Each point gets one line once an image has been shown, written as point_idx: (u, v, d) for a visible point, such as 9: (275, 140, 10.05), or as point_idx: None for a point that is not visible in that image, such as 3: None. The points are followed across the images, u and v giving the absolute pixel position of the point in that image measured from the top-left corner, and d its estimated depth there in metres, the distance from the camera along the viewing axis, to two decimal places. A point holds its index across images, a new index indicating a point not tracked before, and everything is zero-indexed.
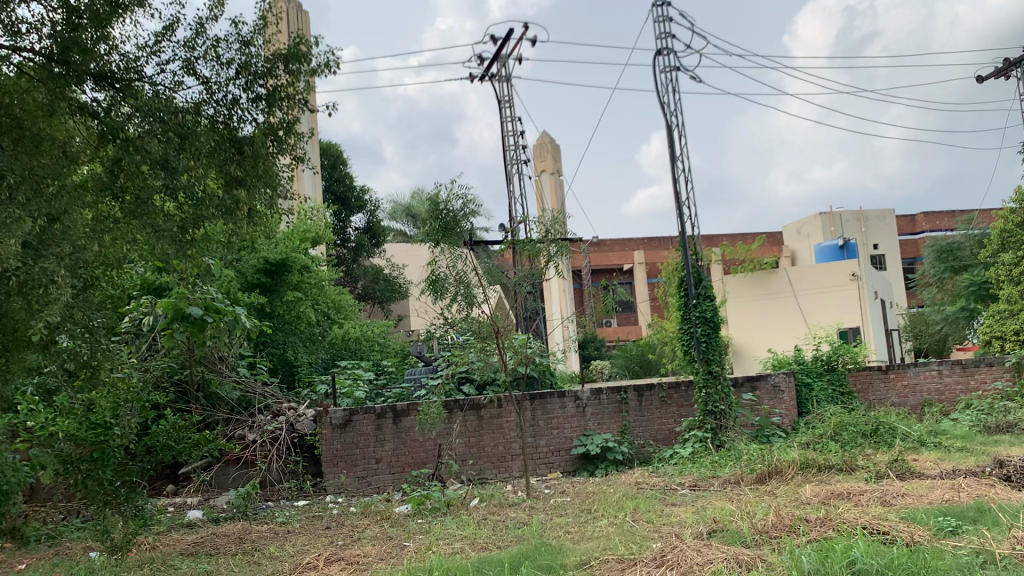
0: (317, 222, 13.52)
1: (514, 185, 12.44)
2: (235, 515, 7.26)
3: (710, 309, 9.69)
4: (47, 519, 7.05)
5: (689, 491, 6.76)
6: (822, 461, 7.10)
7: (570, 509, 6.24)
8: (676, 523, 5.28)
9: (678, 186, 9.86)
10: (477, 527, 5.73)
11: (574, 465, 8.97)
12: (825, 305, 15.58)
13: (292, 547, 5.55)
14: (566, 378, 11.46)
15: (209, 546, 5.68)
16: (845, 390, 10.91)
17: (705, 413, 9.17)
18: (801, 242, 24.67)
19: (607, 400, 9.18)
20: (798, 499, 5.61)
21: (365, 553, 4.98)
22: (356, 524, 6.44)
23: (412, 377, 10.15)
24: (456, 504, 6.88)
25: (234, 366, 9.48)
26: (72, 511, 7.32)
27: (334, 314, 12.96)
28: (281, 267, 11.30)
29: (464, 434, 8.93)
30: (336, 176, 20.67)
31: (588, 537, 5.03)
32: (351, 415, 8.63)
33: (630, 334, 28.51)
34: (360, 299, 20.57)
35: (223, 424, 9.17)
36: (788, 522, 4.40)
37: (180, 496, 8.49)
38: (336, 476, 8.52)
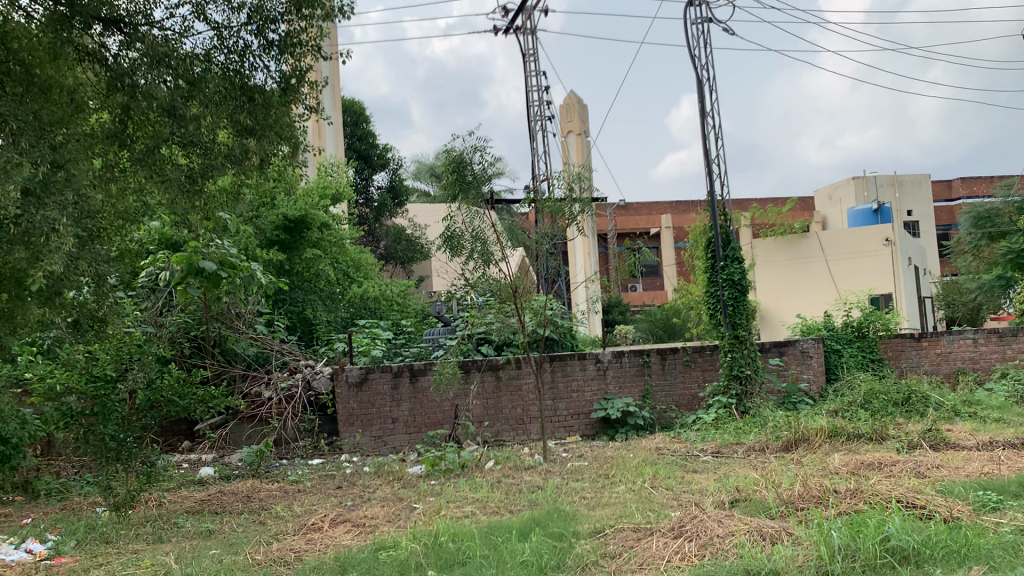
0: (338, 179, 13.33)
1: (537, 142, 12.10)
2: (247, 473, 7.15)
3: (739, 271, 9.33)
4: (60, 473, 7.01)
5: (712, 457, 6.53)
6: (852, 430, 6.84)
7: (587, 474, 6.04)
8: (697, 491, 5.06)
9: (708, 143, 9.44)
10: (491, 490, 5.54)
11: (594, 429, 8.79)
12: (857, 270, 15.12)
13: (300, 506, 5.40)
14: (589, 342, 11.20)
15: (216, 504, 5.55)
16: (875, 357, 10.58)
17: (730, 378, 8.88)
18: (834, 207, 24.10)
19: (629, 363, 8.94)
20: (827, 469, 5.36)
21: (373, 515, 4.81)
22: (367, 484, 6.28)
23: (430, 338, 9.95)
24: (470, 466, 6.70)
25: (252, 322, 9.32)
26: (86, 465, 7.28)
27: (354, 272, 12.79)
28: (300, 223, 11.12)
29: (482, 395, 8.73)
30: (358, 134, 20.46)
31: (604, 503, 4.83)
32: (367, 373, 8.47)
33: (656, 298, 28.19)
34: (382, 259, 20.43)
35: (239, 381, 9.06)
36: (816, 492, 4.16)
37: (195, 453, 8.46)
38: (352, 435, 8.39)
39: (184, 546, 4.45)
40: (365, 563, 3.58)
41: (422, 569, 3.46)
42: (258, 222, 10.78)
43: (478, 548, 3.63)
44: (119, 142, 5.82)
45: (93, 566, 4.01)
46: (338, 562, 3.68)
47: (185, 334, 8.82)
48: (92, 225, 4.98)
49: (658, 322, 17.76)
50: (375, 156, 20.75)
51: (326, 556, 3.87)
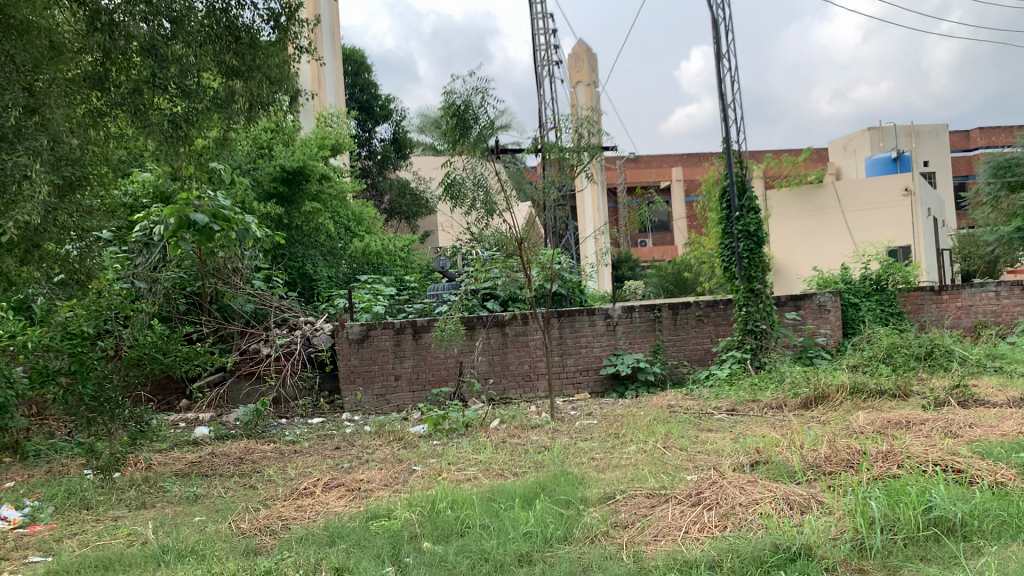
0: (339, 130, 12.95)
1: (543, 88, 11.64)
2: (244, 433, 6.90)
3: (754, 222, 8.89)
4: (51, 434, 6.75)
5: (727, 415, 6.23)
6: (874, 386, 6.53)
7: (595, 433, 5.75)
8: (714, 452, 4.75)
9: (724, 86, 8.98)
10: (495, 451, 5.25)
11: (604, 385, 8.51)
12: (874, 221, 14.73)
13: (294, 469, 5.13)
14: (598, 296, 10.87)
15: (207, 467, 5.28)
16: (895, 312, 10.21)
17: (744, 333, 8.56)
18: (848, 158, 23.50)
19: (639, 318, 8.62)
20: (850, 429, 5.04)
21: (369, 479, 4.53)
22: (367, 445, 6.01)
23: (434, 293, 9.61)
24: (474, 425, 6.41)
25: (249, 278, 9.01)
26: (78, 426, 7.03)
27: (356, 226, 12.44)
28: (299, 175, 10.78)
29: (487, 351, 8.42)
30: (360, 85, 19.96)
31: (614, 465, 4.54)
32: (369, 329, 8.15)
33: (666, 253, 27.40)
34: (387, 213, 20.09)
35: (237, 338, 8.79)
36: (843, 454, 3.85)
37: (193, 411, 8.24)
38: (353, 394, 8.10)
39: (166, 512, 4.18)
40: (355, 534, 3.29)
41: (416, 540, 3.16)
42: (255, 174, 10.40)
43: (478, 516, 3.34)
44: (100, 86, 5.32)
45: (67, 536, 3.73)
46: (326, 532, 3.39)
47: (180, 289, 8.56)
48: (71, 172, 4.65)
49: (668, 276, 17.40)
50: (378, 108, 20.28)
51: (315, 525, 3.58)
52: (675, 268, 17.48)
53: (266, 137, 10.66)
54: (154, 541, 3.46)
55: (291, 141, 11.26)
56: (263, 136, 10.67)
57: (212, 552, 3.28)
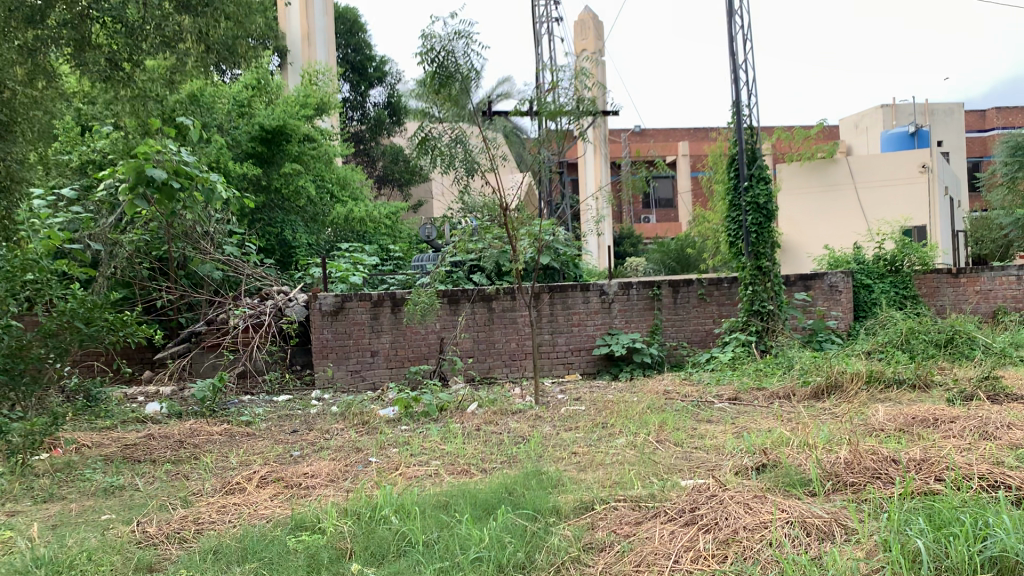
0: (325, 89, 12.25)
1: (542, 49, 10.91)
2: (199, 410, 6.28)
3: (764, 194, 8.18)
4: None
5: (729, 405, 5.63)
6: (891, 375, 5.93)
7: (583, 422, 5.14)
8: (714, 451, 4.16)
9: (736, 45, 8.27)
10: (466, 442, 4.64)
11: (596, 367, 7.92)
12: (889, 199, 14.02)
13: (236, 456, 4.52)
14: (596, 272, 10.16)
15: (141, 451, 4.70)
16: (910, 295, 9.58)
17: (749, 314, 7.92)
18: (861, 137, 22.72)
19: (637, 295, 7.99)
20: (869, 427, 4.44)
21: (315, 474, 3.92)
22: (328, 429, 5.39)
23: (418, 264, 8.93)
24: (451, 410, 5.78)
25: (220, 242, 8.35)
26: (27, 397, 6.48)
27: (340, 192, 11.78)
28: (279, 135, 10.12)
29: (471, 327, 7.79)
30: (354, 45, 19.20)
31: (597, 464, 3.93)
32: (344, 300, 7.48)
33: (670, 230, 26.91)
34: (380, 180, 19.43)
35: (205, 306, 8.17)
36: (867, 461, 3.24)
37: (154, 383, 7.66)
38: (324, 370, 7.45)
39: (73, 508, 3.59)
40: (271, 549, 2.68)
41: (341, 563, 2.55)
42: (232, 133, 9.75)
43: (422, 533, 2.73)
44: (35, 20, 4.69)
45: None
46: (240, 545, 2.78)
47: (144, 254, 7.94)
48: None
49: (670, 253, 16.68)
50: (372, 69, 19.56)
51: (229, 535, 2.98)
52: (678, 244, 16.78)
53: (246, 94, 10.01)
54: (31, 549, 2.85)
55: (273, 99, 10.58)
56: (243, 93, 10.01)
57: (96, 566, 2.67)
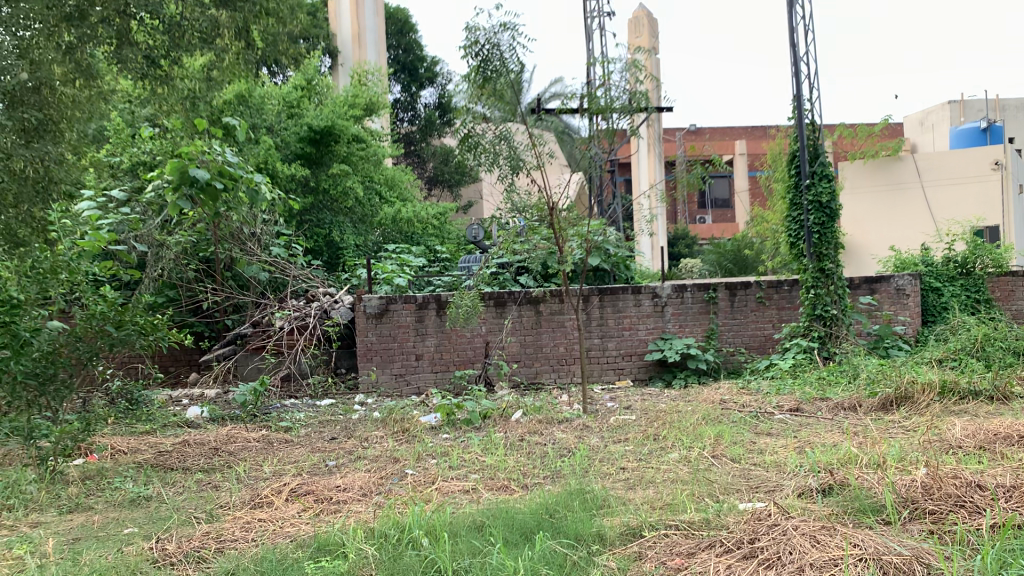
0: (374, 89, 12.17)
1: (593, 46, 10.62)
2: (240, 414, 6.16)
3: (827, 191, 7.75)
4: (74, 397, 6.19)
5: (789, 416, 5.30)
6: (966, 386, 5.53)
7: (632, 433, 4.87)
8: (774, 469, 3.84)
9: (797, 36, 7.89)
10: (507, 453, 4.40)
11: (649, 373, 7.62)
12: (959, 197, 13.44)
13: (270, 465, 4.37)
14: (650, 275, 9.82)
15: (176, 458, 4.58)
16: (982, 298, 9.06)
17: (811, 318, 7.54)
18: (926, 134, 21.99)
19: (691, 298, 7.67)
20: (944, 444, 4.07)
21: (348, 487, 3.72)
22: (367, 436, 5.21)
23: (464, 265, 8.70)
24: (494, 418, 5.54)
25: (267, 243, 8.25)
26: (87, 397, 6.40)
27: (388, 193, 11.66)
28: (327, 135, 10.03)
29: (518, 331, 7.55)
30: (405, 45, 19.20)
31: (647, 482, 3.66)
32: (388, 302, 7.32)
33: (725, 231, 26.21)
34: (430, 182, 19.37)
35: (250, 307, 8.08)
36: (947, 486, 2.91)
37: (199, 385, 7.61)
38: (368, 373, 7.32)
39: (97, 519, 3.46)
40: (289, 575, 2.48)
41: None
42: (281, 134, 9.70)
43: (452, 561, 2.50)
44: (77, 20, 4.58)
45: None
46: (258, 569, 2.59)
47: (191, 255, 7.90)
48: None
49: (727, 254, 16.25)
50: (423, 70, 19.54)
51: (250, 555, 2.80)
52: (735, 245, 16.31)
53: (295, 95, 9.95)
54: (43, 568, 2.70)
55: (322, 99, 10.53)
56: (292, 94, 9.96)
57: None
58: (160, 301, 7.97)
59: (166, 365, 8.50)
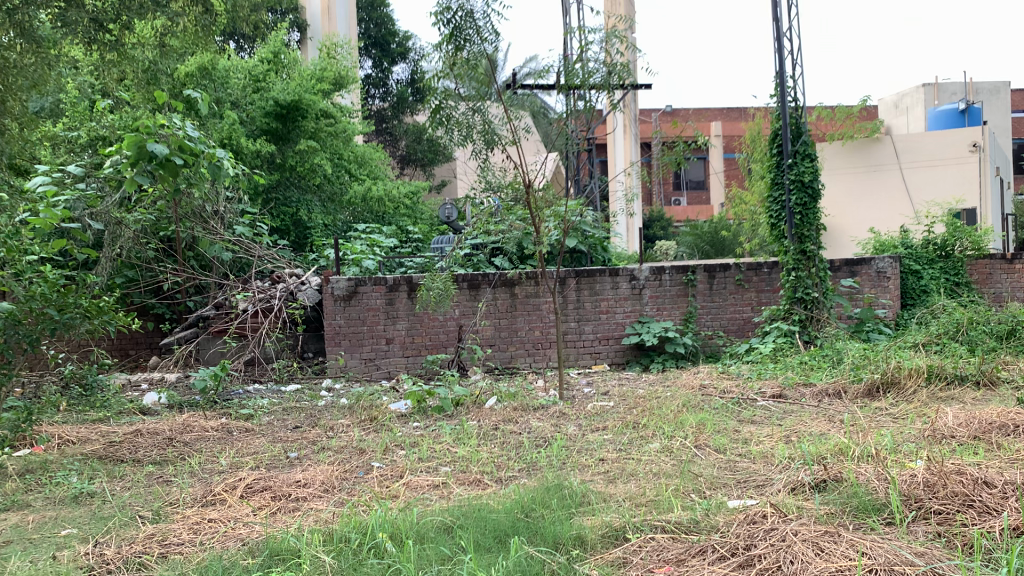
0: (344, 63, 11.80)
1: (570, 21, 10.32)
2: (200, 401, 5.85)
3: (810, 171, 7.54)
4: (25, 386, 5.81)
5: (771, 403, 5.10)
6: (952, 372, 5.37)
7: (610, 421, 4.65)
8: (761, 461, 3.64)
9: (781, 12, 7.65)
10: (480, 444, 4.16)
11: (626, 357, 7.43)
12: (936, 180, 13.37)
13: (227, 458, 4.09)
14: (626, 257, 9.60)
15: (127, 449, 4.30)
16: (961, 282, 8.94)
17: (791, 301, 7.37)
18: (900, 116, 21.90)
19: (670, 281, 7.47)
20: (935, 433, 3.90)
21: (308, 483, 3.46)
22: (332, 425, 4.93)
23: (437, 246, 8.42)
24: (466, 405, 5.29)
25: (230, 223, 7.90)
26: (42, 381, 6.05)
27: (358, 170, 11.32)
28: (294, 110, 9.65)
29: (492, 314, 7.31)
30: (376, 19, 18.75)
31: (629, 475, 3.44)
32: (357, 284, 7.03)
33: (701, 213, 25.80)
34: (402, 160, 19.06)
35: (214, 289, 7.76)
36: (952, 483, 2.71)
37: (159, 370, 7.30)
38: (336, 358, 7.03)
39: (34, 519, 3.18)
40: None
41: None
42: (247, 109, 9.32)
43: (415, 570, 2.28)
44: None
45: None
46: None
47: (150, 234, 7.54)
48: None
49: (704, 236, 16.07)
50: (395, 45, 19.12)
51: (195, 562, 2.54)
52: (712, 227, 16.13)
53: (262, 68, 9.55)
54: None
55: (289, 73, 10.15)
56: (258, 67, 9.56)
57: None
58: (117, 283, 7.62)
59: (126, 348, 8.19)
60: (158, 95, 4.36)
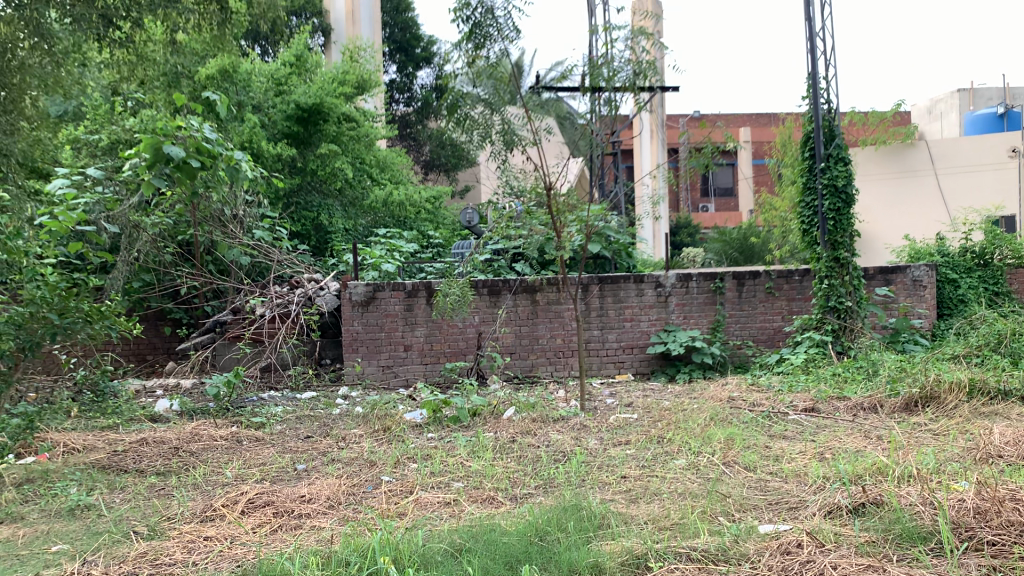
0: (366, 67, 11.69)
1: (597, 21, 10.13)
2: (214, 408, 5.71)
3: (843, 175, 7.27)
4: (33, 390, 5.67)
5: (803, 417, 4.86)
6: (995, 385, 5.10)
7: (632, 435, 4.43)
8: (792, 480, 3.41)
9: (814, 12, 7.41)
10: (496, 458, 3.97)
11: (651, 366, 7.21)
12: (974, 185, 13.13)
13: (233, 469, 3.93)
14: (652, 263, 9.36)
15: (132, 459, 4.16)
16: (1000, 291, 8.61)
17: (824, 310, 7.11)
18: (933, 123, 21.49)
19: (697, 288, 7.24)
20: (980, 452, 3.65)
21: (313, 498, 3.29)
22: (345, 435, 4.76)
23: (457, 252, 8.23)
24: (484, 415, 5.10)
25: (250, 227, 7.74)
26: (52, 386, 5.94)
27: (379, 174, 11.20)
28: (316, 114, 9.53)
29: (514, 321, 7.12)
30: (401, 24, 18.69)
31: (651, 495, 3.23)
32: (375, 289, 6.87)
33: (729, 219, 25.43)
34: (426, 165, 18.98)
35: (231, 294, 7.63)
36: (1006, 510, 2.47)
37: (175, 375, 7.19)
38: (353, 365, 6.87)
39: (27, 533, 3.03)
40: None
41: None
42: (268, 112, 9.21)
43: None
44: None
45: None
46: None
47: (168, 238, 7.41)
48: None
49: (732, 243, 15.76)
50: (420, 50, 19.06)
51: None
52: (741, 233, 15.82)
53: (284, 71, 9.45)
54: None
55: (311, 77, 10.04)
56: (281, 70, 9.46)
57: None
58: (134, 287, 7.50)
59: (143, 353, 8.13)
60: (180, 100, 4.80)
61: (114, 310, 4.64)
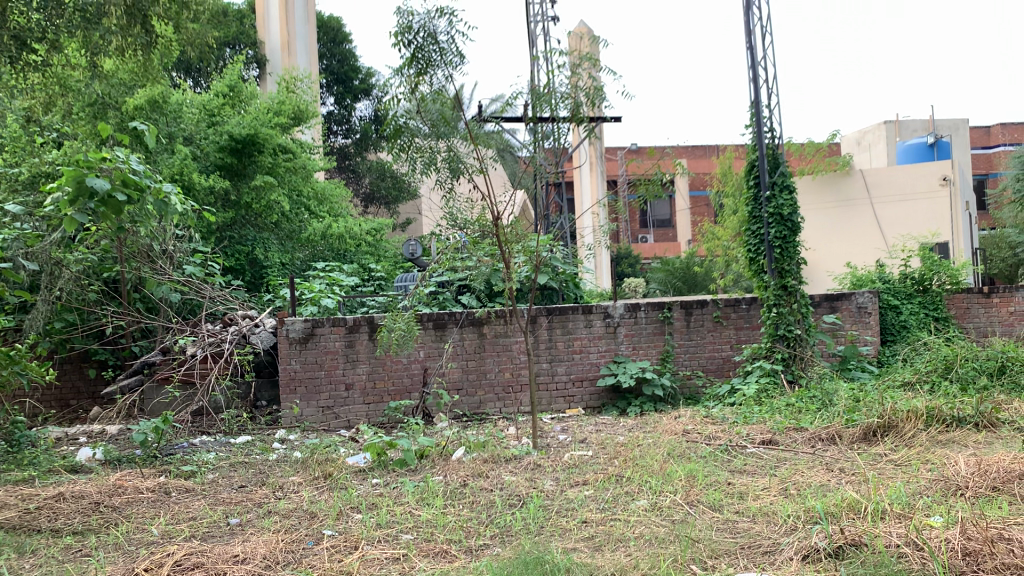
0: (303, 98, 11.45)
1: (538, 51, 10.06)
2: (139, 457, 5.31)
3: (789, 204, 7.25)
4: None
5: (760, 450, 4.72)
6: (949, 414, 5.03)
7: (588, 474, 4.21)
8: (762, 520, 3.24)
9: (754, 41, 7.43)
10: (447, 506, 3.70)
11: (601, 400, 7.02)
12: (909, 213, 13.33)
13: (160, 525, 3.60)
14: (598, 294, 9.23)
15: (48, 517, 3.80)
16: (941, 316, 8.63)
17: (773, 339, 7.03)
18: (863, 153, 22.04)
19: (645, 319, 7.12)
20: (948, 486, 3.55)
21: (248, 558, 3.00)
22: (282, 483, 4.45)
23: (400, 285, 7.97)
24: (432, 457, 4.83)
25: (180, 261, 7.37)
26: None
27: (317, 207, 10.91)
28: (250, 144, 9.21)
29: (460, 356, 6.88)
30: (338, 56, 18.53)
31: (620, 541, 3.03)
32: (313, 326, 6.57)
33: (669, 250, 25.68)
34: (366, 198, 18.74)
35: (161, 333, 7.23)
36: (1000, 552, 2.35)
37: (100, 421, 6.77)
38: (290, 407, 6.53)
39: None
40: None
41: None
42: (200, 143, 8.88)
43: None
44: None
45: None
46: None
47: (92, 275, 6.98)
48: None
49: (676, 272, 15.78)
50: (357, 82, 18.88)
51: None
52: (683, 263, 15.88)
53: (216, 102, 9.14)
54: None
55: (245, 107, 9.75)
56: (213, 101, 9.16)
57: None
58: (54, 327, 7.05)
59: (65, 398, 7.75)
60: (103, 124, 4.58)
61: (25, 351, 4.33)
